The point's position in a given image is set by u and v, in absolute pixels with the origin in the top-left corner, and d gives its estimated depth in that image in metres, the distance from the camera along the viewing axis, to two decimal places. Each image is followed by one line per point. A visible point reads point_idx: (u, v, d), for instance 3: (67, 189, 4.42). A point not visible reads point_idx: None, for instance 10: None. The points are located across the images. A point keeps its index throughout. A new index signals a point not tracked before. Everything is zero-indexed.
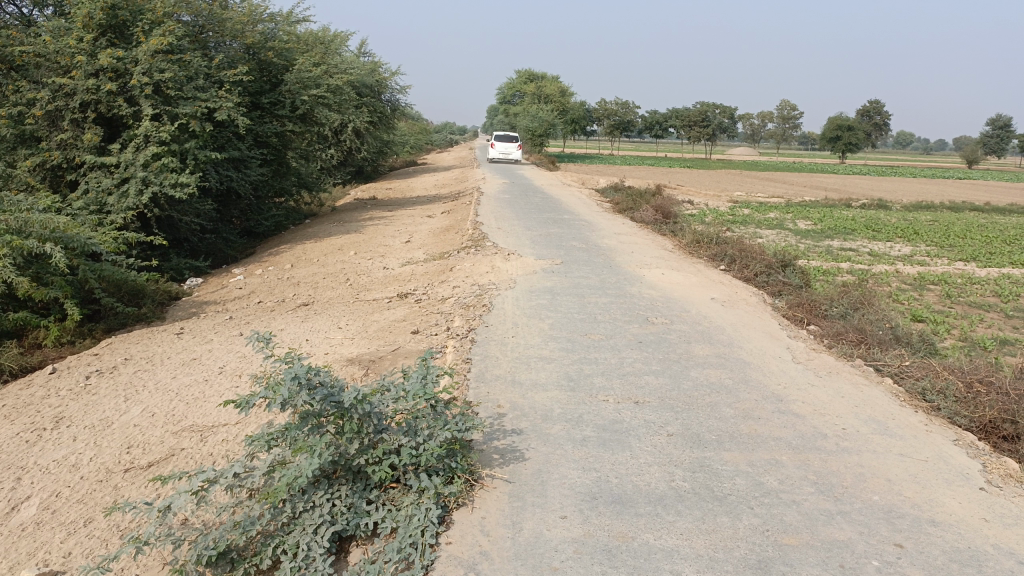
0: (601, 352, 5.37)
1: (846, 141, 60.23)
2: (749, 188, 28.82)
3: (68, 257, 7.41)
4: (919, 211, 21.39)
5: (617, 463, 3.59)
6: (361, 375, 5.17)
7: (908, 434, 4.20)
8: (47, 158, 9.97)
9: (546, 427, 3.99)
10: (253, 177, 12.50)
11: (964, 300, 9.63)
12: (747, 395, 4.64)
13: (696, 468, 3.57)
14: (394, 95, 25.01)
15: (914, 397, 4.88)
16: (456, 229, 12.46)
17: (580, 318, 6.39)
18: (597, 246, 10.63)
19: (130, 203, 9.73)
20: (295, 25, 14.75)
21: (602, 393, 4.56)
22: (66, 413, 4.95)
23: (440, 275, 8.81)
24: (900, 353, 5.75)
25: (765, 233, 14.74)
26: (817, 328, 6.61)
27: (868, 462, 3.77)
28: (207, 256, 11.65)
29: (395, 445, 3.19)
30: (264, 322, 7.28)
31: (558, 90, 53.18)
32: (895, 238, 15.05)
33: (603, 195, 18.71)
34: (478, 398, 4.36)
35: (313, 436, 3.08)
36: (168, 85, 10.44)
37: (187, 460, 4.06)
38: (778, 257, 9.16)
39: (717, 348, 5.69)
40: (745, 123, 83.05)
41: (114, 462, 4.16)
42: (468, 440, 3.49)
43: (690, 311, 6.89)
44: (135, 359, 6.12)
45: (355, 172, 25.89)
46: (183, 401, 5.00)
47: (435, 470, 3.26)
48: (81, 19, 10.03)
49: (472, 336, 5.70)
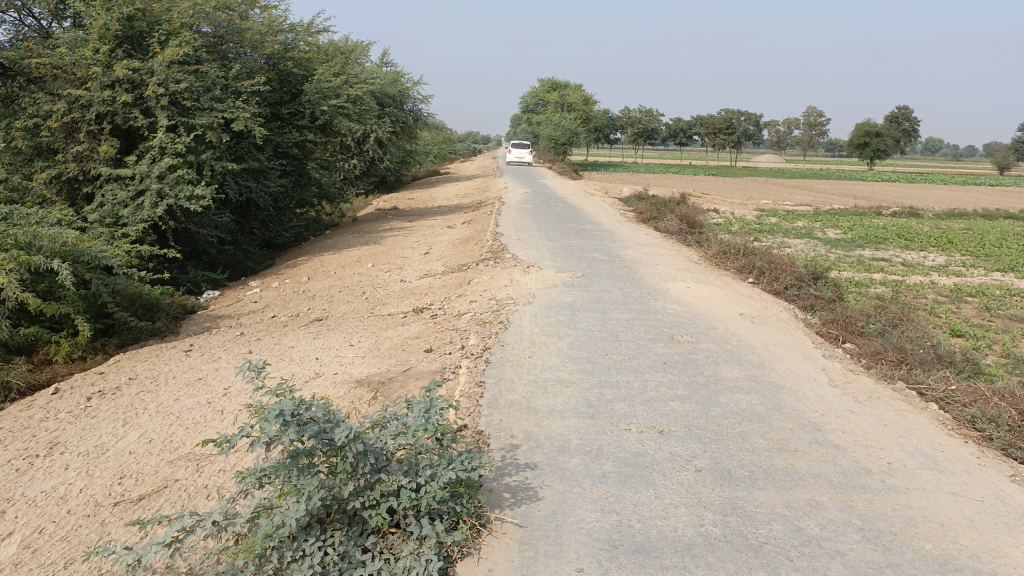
0: (623, 375, 5.06)
1: (874, 147, 59.15)
2: (776, 196, 28.34)
3: (79, 271, 7.19)
4: (952, 219, 20.86)
5: (639, 504, 3.27)
6: (368, 399, 4.89)
7: (960, 469, 3.83)
8: (63, 170, 9.86)
9: (563, 460, 3.69)
10: (273, 188, 12.30)
11: (1006, 314, 9.17)
12: (782, 423, 4.30)
13: (727, 511, 3.23)
14: (417, 105, 24.85)
15: (962, 425, 4.50)
16: (476, 240, 12.19)
17: (601, 336, 6.08)
18: (620, 258, 10.30)
19: (145, 216, 9.53)
20: (316, 34, 14.59)
21: (623, 421, 4.24)
22: (61, 439, 4.72)
23: (457, 289, 8.55)
24: (944, 375, 5.39)
25: (794, 243, 14.33)
26: (853, 346, 6.24)
27: (918, 504, 3.41)
28: (226, 268, 11.46)
29: (394, 486, 2.89)
30: (274, 339, 7.04)
31: (582, 99, 52.84)
32: (929, 247, 14.57)
33: (626, 204, 18.39)
34: (491, 428, 4.07)
35: (303, 476, 2.82)
36: (184, 96, 10.29)
37: (179, 493, 3.82)
38: (809, 269, 8.78)
39: (748, 369, 5.34)
40: (771, 130, 82.26)
41: (104, 495, 3.92)
42: (476, 479, 3.18)
43: (718, 328, 6.55)
44: (139, 379, 5.89)
45: (378, 181, 25.78)
46: (182, 427, 4.75)
47: (439, 514, 2.97)
48: (98, 31, 9.88)
49: (487, 356, 5.43)
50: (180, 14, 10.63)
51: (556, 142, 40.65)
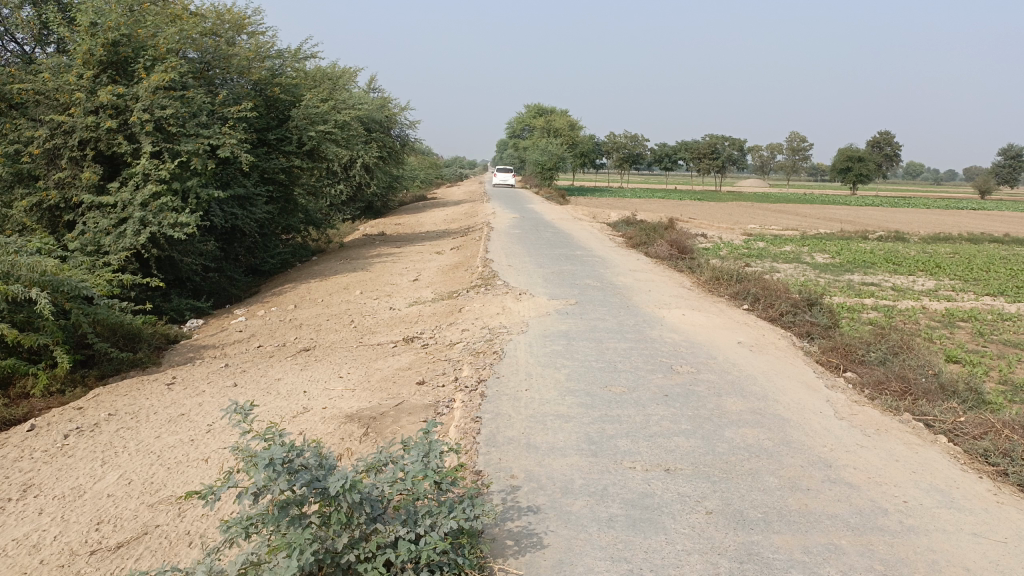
0: (624, 409, 4.88)
1: (857, 172, 59.68)
2: (761, 220, 28.43)
3: (58, 302, 6.93)
4: (937, 243, 20.98)
5: (650, 551, 3.10)
6: (359, 436, 4.69)
7: (978, 508, 3.68)
8: (44, 198, 9.65)
9: (566, 503, 3.51)
10: (259, 215, 12.11)
11: (999, 338, 9.09)
12: (791, 460, 4.14)
13: (743, 558, 3.07)
14: (403, 130, 24.77)
15: (975, 459, 4.36)
16: (465, 267, 12.00)
17: (599, 367, 5.91)
18: (612, 285, 10.17)
19: (127, 244, 9.28)
20: (303, 60, 14.50)
21: (627, 458, 4.07)
22: (36, 480, 4.49)
23: (448, 317, 8.37)
24: (951, 406, 5.26)
25: (783, 268, 14.25)
26: (854, 375, 6.11)
27: (940, 547, 3.25)
28: (210, 296, 11.22)
29: (391, 538, 2.69)
30: (260, 371, 6.81)
31: (568, 124, 53.01)
32: (917, 272, 14.55)
33: (614, 229, 18.32)
34: (489, 468, 3.89)
35: (293, 529, 2.62)
36: (169, 122, 10.12)
37: (160, 540, 3.61)
38: (804, 295, 8.67)
39: (751, 401, 5.19)
40: (755, 155, 83.18)
41: (80, 543, 3.69)
42: (478, 528, 2.98)
43: (717, 357, 6.40)
44: (119, 415, 5.64)
45: (363, 207, 25.61)
46: (164, 466, 4.54)
47: (439, 565, 2.76)
48: (81, 56, 9.71)
49: (482, 389, 5.24)
50: (166, 39, 10.47)
51: (542, 167, 40.59)
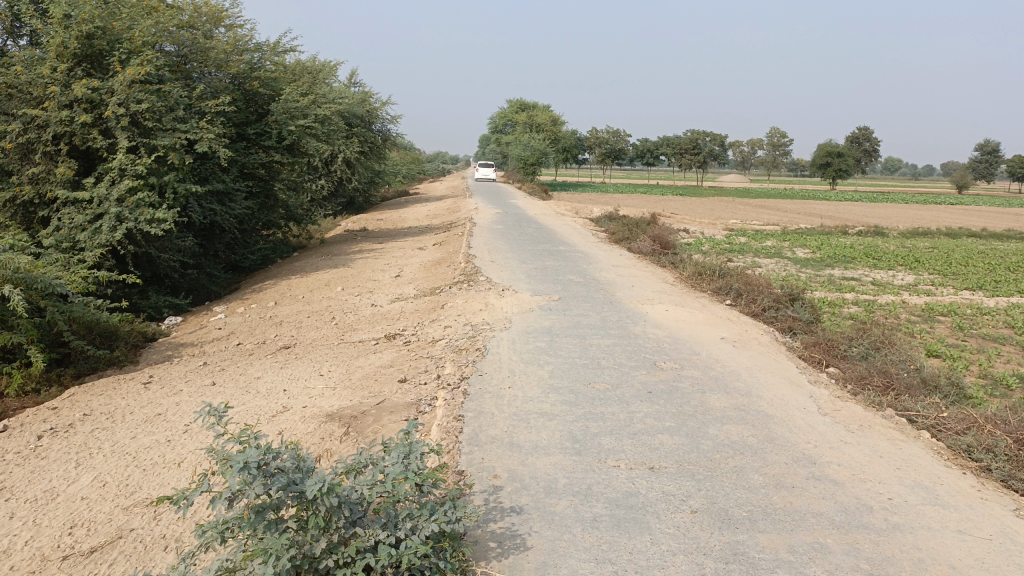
0: (608, 407, 4.84)
1: (837, 168, 60.08)
2: (742, 215, 28.54)
3: (31, 299, 6.78)
4: (916, 237, 21.15)
5: (636, 551, 3.06)
6: (339, 436, 4.62)
7: (963, 505, 3.68)
8: (17, 193, 9.47)
9: (550, 503, 3.47)
10: (238, 211, 11.97)
11: (978, 333, 9.15)
12: (776, 457, 4.12)
13: (729, 558, 3.03)
14: (385, 125, 24.57)
15: (958, 455, 4.36)
16: (447, 263, 11.92)
17: (582, 364, 5.86)
18: (595, 280, 10.12)
19: (103, 240, 9.09)
20: (283, 54, 14.32)
21: (611, 457, 4.03)
22: (7, 483, 4.38)
23: (430, 313, 8.30)
24: (934, 401, 5.27)
25: (765, 263, 14.27)
26: (837, 370, 6.10)
27: (925, 545, 3.24)
28: (189, 292, 11.06)
29: (370, 541, 2.63)
30: (239, 369, 6.71)
31: (550, 118, 52.91)
32: (897, 266, 14.65)
33: (596, 224, 18.29)
34: (472, 468, 3.84)
35: (270, 534, 2.56)
36: (145, 116, 9.95)
37: (135, 545, 3.53)
38: (786, 290, 8.67)
39: (735, 398, 5.17)
40: (735, 151, 83.58)
41: (52, 547, 3.60)
42: (460, 531, 2.93)
43: (701, 353, 6.38)
44: (94, 416, 5.53)
45: (345, 203, 25.39)
46: (140, 468, 4.44)
47: (421, 570, 2.70)
48: (55, 49, 9.51)
49: (465, 388, 5.18)
50: (142, 32, 10.28)
51: (525, 163, 40.52)
